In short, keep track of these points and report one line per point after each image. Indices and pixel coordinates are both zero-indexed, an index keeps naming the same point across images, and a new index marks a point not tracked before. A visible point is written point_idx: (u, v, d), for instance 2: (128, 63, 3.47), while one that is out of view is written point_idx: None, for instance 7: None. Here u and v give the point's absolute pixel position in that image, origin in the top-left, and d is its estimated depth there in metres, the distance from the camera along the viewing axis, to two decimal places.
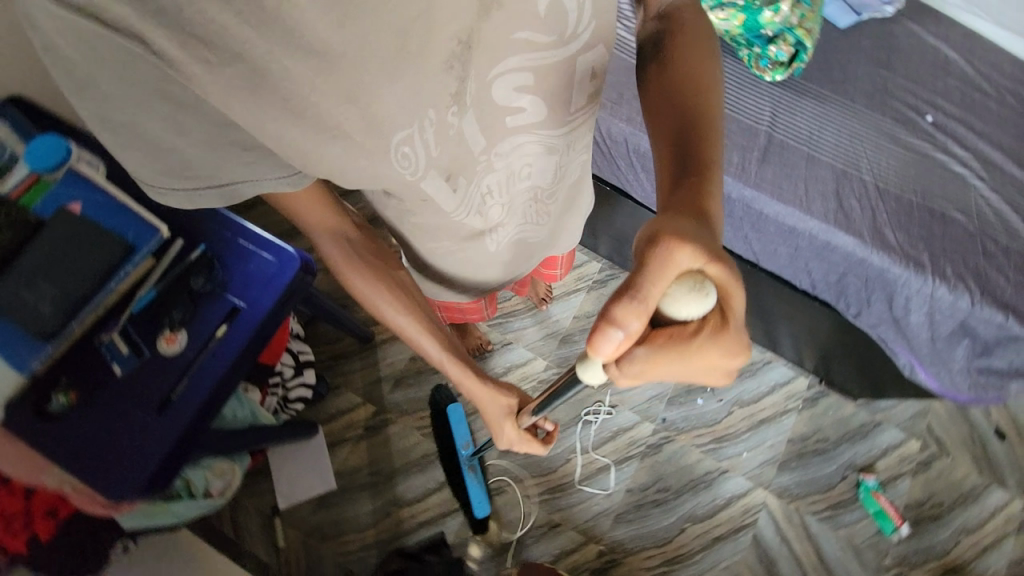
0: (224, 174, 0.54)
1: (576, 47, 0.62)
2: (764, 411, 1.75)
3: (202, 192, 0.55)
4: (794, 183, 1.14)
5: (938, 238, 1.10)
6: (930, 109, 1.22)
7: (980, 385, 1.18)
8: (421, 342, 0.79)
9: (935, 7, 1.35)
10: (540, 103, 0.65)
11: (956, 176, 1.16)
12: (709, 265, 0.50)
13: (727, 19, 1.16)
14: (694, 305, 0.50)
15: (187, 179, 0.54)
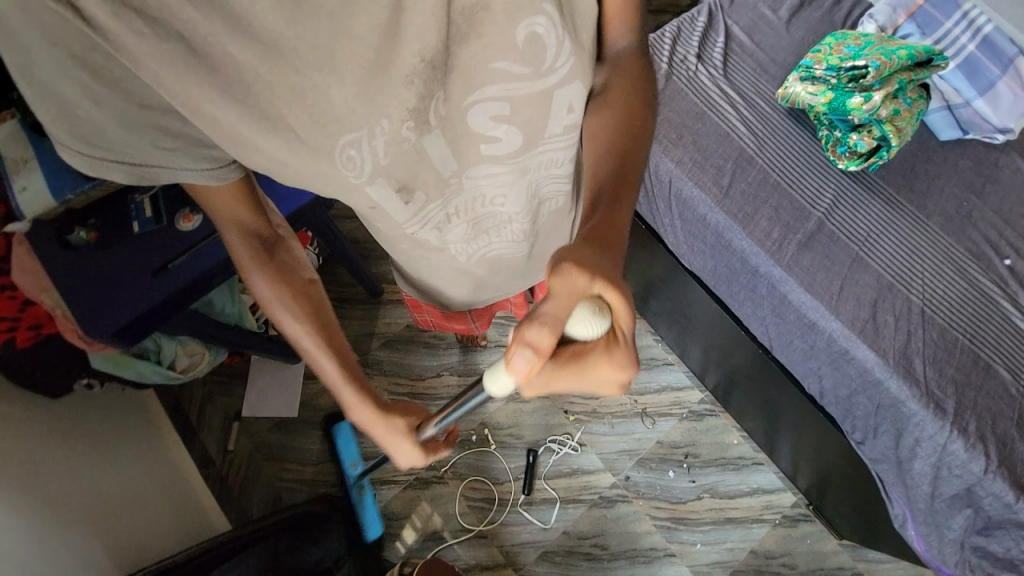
0: (140, 156, 0.56)
1: (553, 80, 0.65)
2: (735, 511, 1.63)
3: (110, 164, 0.56)
4: (830, 278, 1.06)
5: (974, 389, 1.00)
6: (1010, 252, 1.12)
7: (970, 565, 1.05)
8: (317, 357, 0.72)
9: None
10: (515, 133, 0.68)
11: (1015, 329, 1.06)
12: (608, 289, 0.53)
13: (816, 94, 1.11)
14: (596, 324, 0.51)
15: (98, 147, 0.55)
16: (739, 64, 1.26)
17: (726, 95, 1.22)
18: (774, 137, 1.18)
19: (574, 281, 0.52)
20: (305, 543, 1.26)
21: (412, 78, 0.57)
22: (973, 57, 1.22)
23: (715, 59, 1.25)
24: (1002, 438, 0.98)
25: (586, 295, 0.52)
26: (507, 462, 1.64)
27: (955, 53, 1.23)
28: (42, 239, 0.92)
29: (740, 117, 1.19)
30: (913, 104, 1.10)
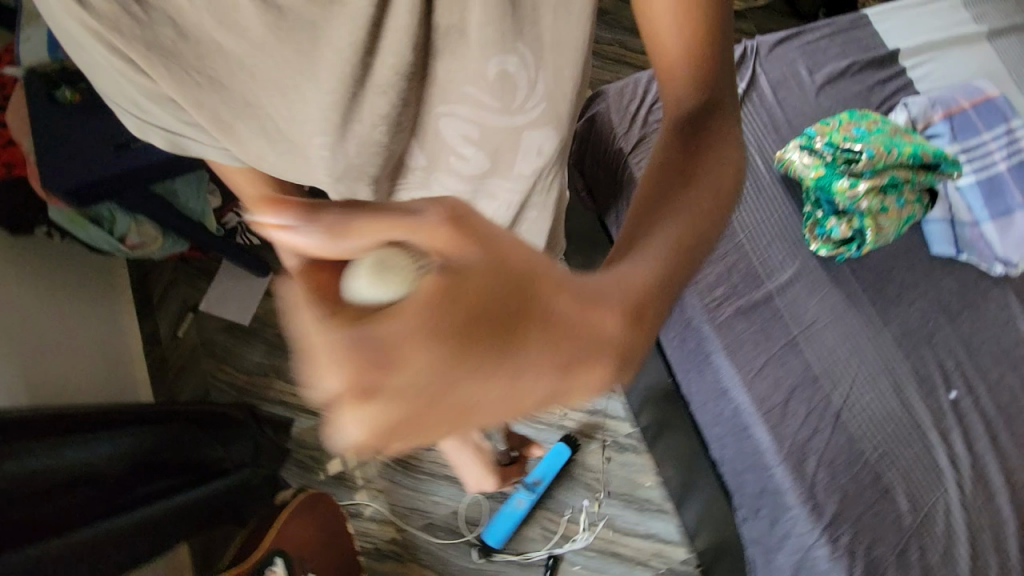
0: (172, 123, 0.57)
1: (522, 120, 0.58)
2: (624, 548, 1.63)
3: (150, 127, 0.58)
4: (756, 350, 1.04)
5: (865, 509, 0.96)
6: (960, 385, 1.06)
7: None
8: None
9: None
10: (482, 158, 0.61)
11: (933, 463, 1.01)
12: (423, 274, 0.30)
13: (812, 169, 1.06)
14: (378, 290, 0.31)
15: (137, 109, 0.57)
16: (752, 116, 1.22)
17: None
18: (754, 197, 1.14)
19: (402, 225, 0.31)
20: (207, 436, 1.30)
21: (386, 87, 0.52)
22: (999, 177, 1.14)
23: None
24: (876, 564, 0.94)
25: (392, 240, 0.31)
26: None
27: (984, 167, 1.14)
28: (33, 90, 0.98)
29: None
30: (905, 207, 1.04)
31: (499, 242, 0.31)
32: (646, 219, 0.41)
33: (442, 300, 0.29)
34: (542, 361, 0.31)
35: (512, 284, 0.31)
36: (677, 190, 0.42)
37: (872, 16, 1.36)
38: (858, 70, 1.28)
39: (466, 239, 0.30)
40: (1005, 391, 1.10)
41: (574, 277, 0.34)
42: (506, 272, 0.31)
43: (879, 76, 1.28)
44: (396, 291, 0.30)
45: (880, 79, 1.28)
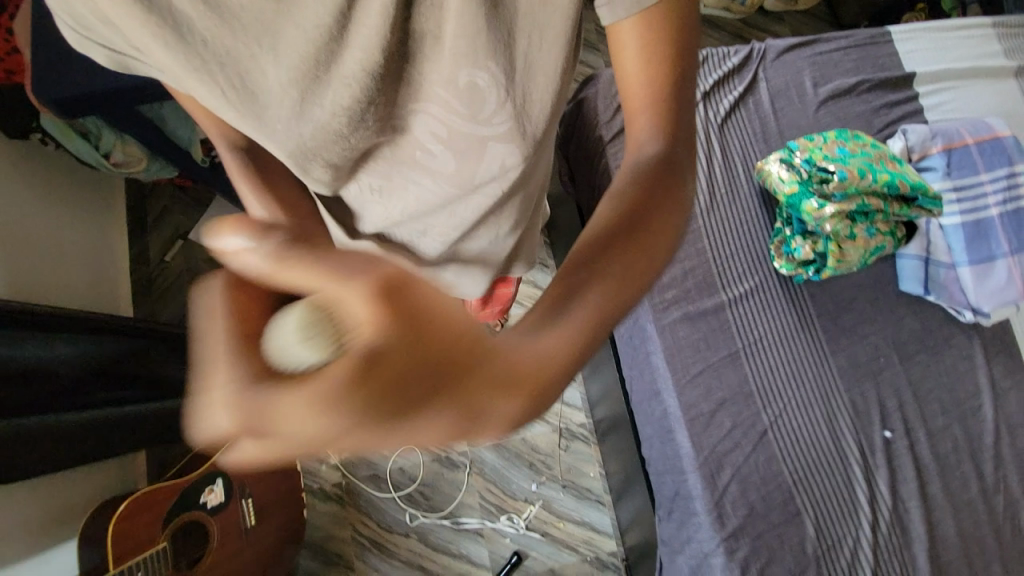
0: (114, 42, 0.43)
1: (490, 132, 0.47)
2: (556, 530, 1.69)
3: (83, 39, 0.44)
4: (695, 357, 1.04)
5: (769, 528, 0.96)
6: (897, 426, 1.05)
7: None
8: None
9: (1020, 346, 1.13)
10: (449, 162, 0.50)
11: (851, 498, 1.00)
12: (344, 341, 0.28)
13: (787, 184, 1.01)
14: (299, 348, 0.29)
15: (66, 14, 0.42)
16: (745, 122, 1.18)
17: (708, 147, 1.14)
18: (727, 205, 1.11)
19: (345, 293, 0.28)
20: (161, 355, 1.35)
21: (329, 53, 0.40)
22: (988, 221, 1.09)
23: (720, 106, 1.17)
24: None
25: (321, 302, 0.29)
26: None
27: (974, 209, 1.09)
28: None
29: (708, 171, 1.12)
30: (875, 238, 1.02)
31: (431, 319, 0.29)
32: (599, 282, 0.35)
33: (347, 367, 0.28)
34: (442, 426, 0.31)
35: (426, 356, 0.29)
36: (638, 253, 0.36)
37: (897, 35, 1.29)
38: (867, 89, 1.22)
39: (392, 306, 0.28)
40: (947, 440, 1.07)
41: (499, 352, 0.32)
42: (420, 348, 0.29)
43: (888, 98, 1.22)
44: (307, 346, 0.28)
45: (890, 103, 1.22)
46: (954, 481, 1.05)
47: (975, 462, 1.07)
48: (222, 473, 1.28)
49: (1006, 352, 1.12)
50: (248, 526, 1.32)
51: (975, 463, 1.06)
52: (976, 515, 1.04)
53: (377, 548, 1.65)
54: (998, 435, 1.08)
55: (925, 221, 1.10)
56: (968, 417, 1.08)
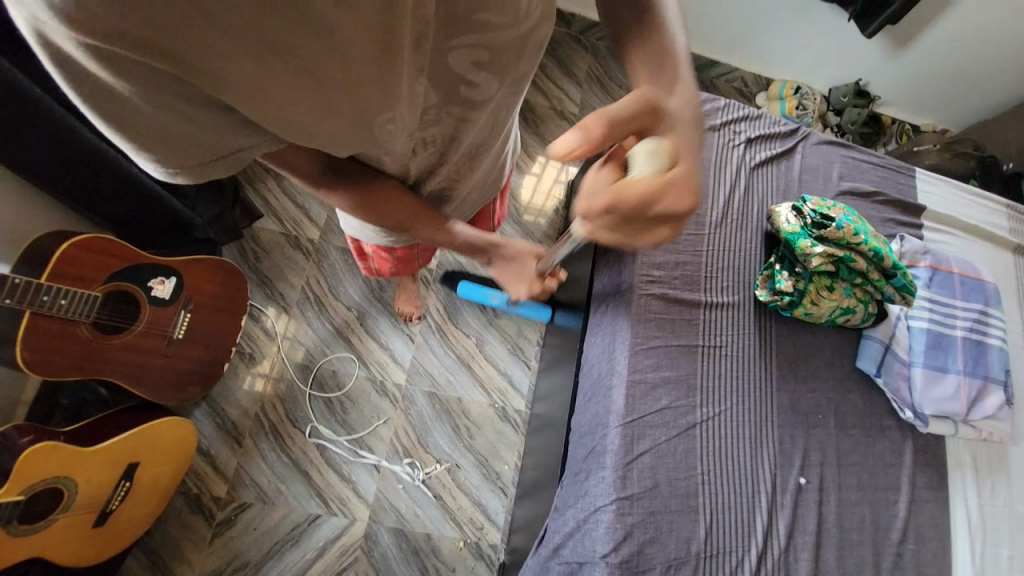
0: (236, 146, 0.48)
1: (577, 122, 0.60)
2: (451, 498, 1.62)
3: (204, 164, 0.47)
4: (658, 335, 1.09)
5: (664, 511, 0.97)
6: (812, 478, 1.07)
7: None
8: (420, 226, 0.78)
9: (945, 466, 1.17)
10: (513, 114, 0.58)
11: (749, 522, 1.01)
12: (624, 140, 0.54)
13: (790, 224, 1.12)
14: (646, 167, 0.55)
15: (190, 152, 0.46)
16: (774, 176, 1.30)
17: (736, 180, 1.26)
18: (734, 229, 1.21)
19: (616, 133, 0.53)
20: None
21: None
22: (951, 338, 1.17)
23: (757, 155, 1.30)
24: (645, 560, 0.93)
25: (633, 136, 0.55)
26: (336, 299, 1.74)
27: (942, 324, 1.18)
28: None
29: (728, 196, 1.23)
30: (849, 299, 1.09)
31: (692, 139, 0.58)
32: (685, 98, 0.60)
33: (677, 168, 0.56)
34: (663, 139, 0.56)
35: (689, 146, 0.58)
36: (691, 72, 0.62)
37: (922, 175, 1.44)
38: (882, 201, 1.36)
39: (685, 138, 0.58)
40: (855, 516, 1.07)
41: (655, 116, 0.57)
42: (691, 145, 0.58)
43: (896, 217, 1.35)
44: (658, 165, 0.55)
45: (898, 220, 1.34)
46: (849, 557, 1.04)
47: (875, 549, 1.06)
48: (180, 272, 1.30)
49: (933, 467, 1.15)
50: (173, 337, 1.30)
51: (873, 546, 1.06)
52: None
53: (274, 436, 1.58)
54: (903, 535, 1.09)
55: (897, 315, 1.18)
56: (880, 506, 1.10)
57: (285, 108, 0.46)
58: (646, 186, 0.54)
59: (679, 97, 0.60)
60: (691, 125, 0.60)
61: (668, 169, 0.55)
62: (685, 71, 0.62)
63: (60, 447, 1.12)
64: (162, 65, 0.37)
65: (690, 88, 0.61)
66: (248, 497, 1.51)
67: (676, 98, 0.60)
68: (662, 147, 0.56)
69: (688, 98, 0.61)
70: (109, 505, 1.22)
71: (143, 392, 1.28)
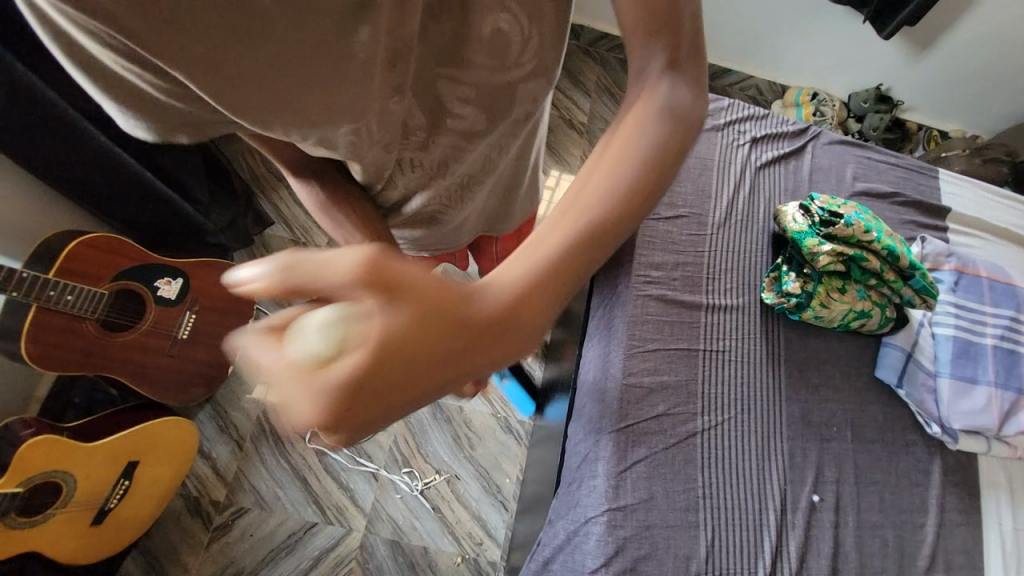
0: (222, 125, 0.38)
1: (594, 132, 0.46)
2: (449, 511, 1.57)
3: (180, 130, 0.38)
4: (655, 338, 1.04)
5: (661, 525, 0.90)
6: (828, 495, 0.98)
7: None
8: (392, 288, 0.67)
9: (978, 487, 1.06)
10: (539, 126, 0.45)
11: (757, 542, 0.92)
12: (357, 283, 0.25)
13: (798, 223, 1.06)
14: (329, 344, 0.25)
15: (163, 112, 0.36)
16: (782, 176, 1.26)
17: (741, 180, 1.21)
18: (738, 231, 1.16)
19: (347, 270, 0.25)
20: (198, 173, 1.45)
21: None
22: (981, 346, 1.08)
23: (763, 155, 1.26)
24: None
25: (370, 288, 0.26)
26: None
27: (970, 330, 1.10)
28: None
29: (732, 196, 1.19)
30: (863, 301, 1.02)
31: (485, 348, 0.28)
32: (554, 267, 0.30)
33: (382, 367, 0.26)
34: (434, 330, 0.27)
35: (466, 354, 0.27)
36: (621, 218, 0.32)
37: (945, 176, 1.36)
38: (902, 202, 1.28)
39: (472, 339, 0.27)
40: (877, 540, 0.98)
41: (467, 302, 0.27)
42: (474, 357, 0.27)
43: (918, 218, 1.27)
44: (342, 344, 0.25)
45: (919, 222, 1.27)
46: None
47: None
48: (187, 273, 1.31)
49: (964, 487, 1.05)
50: (178, 338, 1.31)
51: (898, 574, 0.97)
52: None
53: (274, 440, 1.58)
54: (931, 561, 0.99)
55: (920, 321, 1.10)
56: (905, 529, 1.00)
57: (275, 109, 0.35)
58: (277, 375, 0.25)
59: (539, 253, 0.30)
60: (520, 320, 0.28)
61: (352, 355, 0.25)
62: (599, 200, 0.31)
63: (57, 440, 1.14)
64: (138, 51, 0.29)
65: (587, 250, 0.31)
66: (246, 501, 1.50)
67: (526, 262, 0.29)
68: (381, 324, 0.25)
69: (564, 268, 0.30)
70: (107, 503, 1.23)
71: (149, 391, 1.30)
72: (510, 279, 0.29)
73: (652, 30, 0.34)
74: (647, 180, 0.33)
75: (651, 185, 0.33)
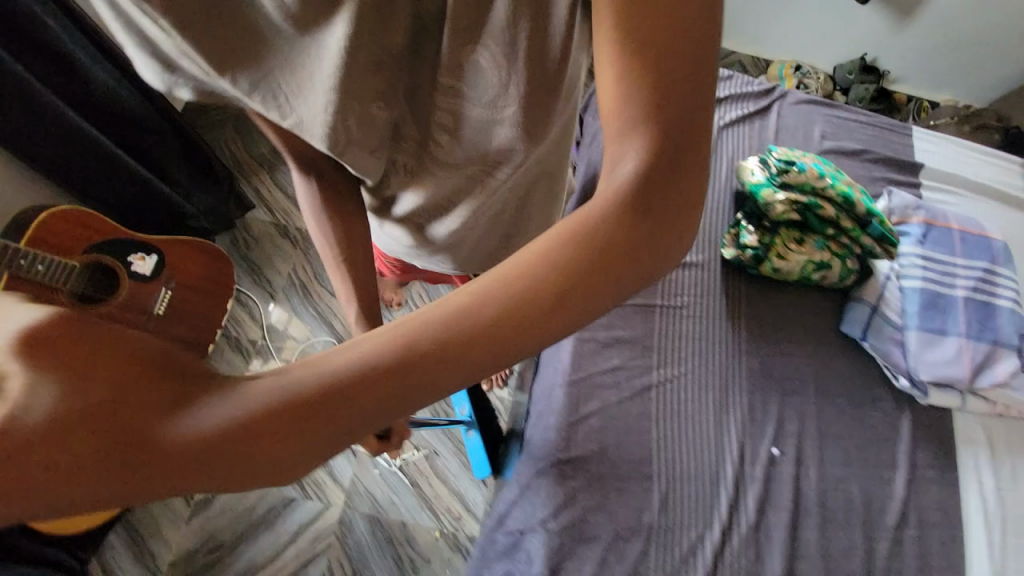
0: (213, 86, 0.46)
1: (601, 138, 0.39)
2: (427, 487, 1.57)
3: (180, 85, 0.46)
4: None
5: (612, 476, 0.89)
6: (788, 449, 0.96)
7: None
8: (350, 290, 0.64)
9: (953, 444, 1.03)
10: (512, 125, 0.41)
11: (712, 495, 0.90)
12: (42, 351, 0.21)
13: (756, 176, 1.05)
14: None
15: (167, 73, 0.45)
16: (747, 136, 1.24)
17: None
18: None
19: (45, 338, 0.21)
20: (180, 158, 1.47)
21: None
22: (951, 298, 1.05)
23: (727, 115, 1.25)
24: (588, 527, 0.86)
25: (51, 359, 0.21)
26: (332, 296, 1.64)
27: (939, 281, 1.07)
28: None
29: None
30: (822, 252, 1.00)
31: (179, 477, 0.22)
32: (333, 402, 0.23)
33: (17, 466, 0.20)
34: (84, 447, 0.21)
35: (150, 472, 0.22)
36: (468, 365, 0.25)
37: (919, 134, 1.33)
38: (871, 160, 1.26)
39: (170, 460, 0.22)
40: (841, 494, 0.95)
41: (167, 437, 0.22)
42: (156, 479, 0.22)
43: (889, 175, 1.26)
44: None
45: (889, 178, 1.25)
46: (835, 540, 0.91)
47: (868, 531, 0.93)
48: (160, 249, 1.35)
49: (936, 443, 1.02)
50: (153, 313, 1.34)
51: (865, 529, 0.93)
52: None
53: None
54: (901, 517, 0.95)
55: (887, 274, 1.08)
56: (872, 483, 0.97)
57: (246, 63, 0.41)
58: None
59: (326, 371, 0.23)
60: (246, 456, 0.23)
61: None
62: (445, 321, 0.25)
63: None
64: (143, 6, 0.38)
65: (406, 390, 0.24)
66: None
67: (300, 382, 0.23)
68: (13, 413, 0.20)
69: (349, 415, 0.24)
70: None
71: None
72: (268, 401, 0.23)
73: (635, 123, 0.27)
74: (523, 311, 0.25)
75: (530, 331, 0.25)
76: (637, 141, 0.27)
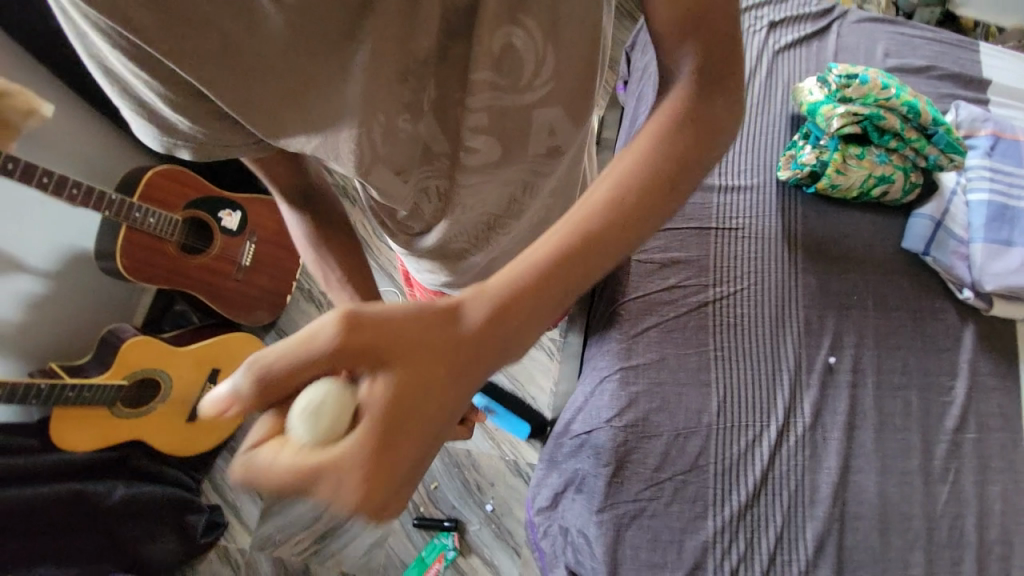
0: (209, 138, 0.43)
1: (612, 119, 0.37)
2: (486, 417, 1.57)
3: (174, 135, 0.43)
4: (675, 228, 1.06)
5: (672, 382, 0.96)
6: (844, 356, 1.00)
7: (542, 525, 0.99)
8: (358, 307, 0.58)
9: (1020, 355, 1.03)
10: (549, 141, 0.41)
11: (769, 399, 0.96)
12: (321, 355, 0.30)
13: (814, 95, 1.05)
14: (304, 428, 0.30)
15: (165, 124, 0.43)
16: (804, 58, 1.21)
17: (757, 64, 1.19)
18: (755, 112, 1.14)
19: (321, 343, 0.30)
20: None
21: None
22: (1018, 210, 1.04)
23: (782, 38, 1.21)
24: (650, 426, 0.94)
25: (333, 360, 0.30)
26: (377, 260, 1.56)
27: (1006, 194, 1.05)
28: None
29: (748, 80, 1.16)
30: (884, 167, 1.02)
31: (422, 416, 0.30)
32: (523, 306, 0.34)
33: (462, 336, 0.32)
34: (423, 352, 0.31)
35: (460, 350, 0.32)
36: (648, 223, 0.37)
37: (989, 48, 1.27)
38: (938, 76, 1.22)
39: (402, 403, 0.30)
40: (898, 400, 0.98)
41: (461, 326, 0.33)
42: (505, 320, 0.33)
43: (956, 92, 1.21)
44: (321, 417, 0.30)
45: (956, 94, 1.21)
46: (891, 442, 0.96)
47: (924, 436, 0.97)
48: (244, 207, 1.46)
49: (1001, 354, 1.03)
50: (243, 265, 1.46)
51: (922, 432, 0.97)
52: (908, 488, 0.93)
53: None
54: (960, 422, 0.98)
55: (953, 188, 1.07)
56: (931, 391, 1.00)
57: (265, 100, 0.39)
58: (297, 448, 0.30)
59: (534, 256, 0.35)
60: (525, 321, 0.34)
61: (326, 391, 0.30)
62: (610, 210, 0.36)
63: (153, 342, 1.31)
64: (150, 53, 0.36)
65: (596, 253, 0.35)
66: None
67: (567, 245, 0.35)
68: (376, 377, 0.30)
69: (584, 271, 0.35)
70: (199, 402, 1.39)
71: (222, 309, 1.45)
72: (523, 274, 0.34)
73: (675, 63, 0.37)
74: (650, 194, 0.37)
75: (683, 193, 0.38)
76: (681, 83, 0.38)
